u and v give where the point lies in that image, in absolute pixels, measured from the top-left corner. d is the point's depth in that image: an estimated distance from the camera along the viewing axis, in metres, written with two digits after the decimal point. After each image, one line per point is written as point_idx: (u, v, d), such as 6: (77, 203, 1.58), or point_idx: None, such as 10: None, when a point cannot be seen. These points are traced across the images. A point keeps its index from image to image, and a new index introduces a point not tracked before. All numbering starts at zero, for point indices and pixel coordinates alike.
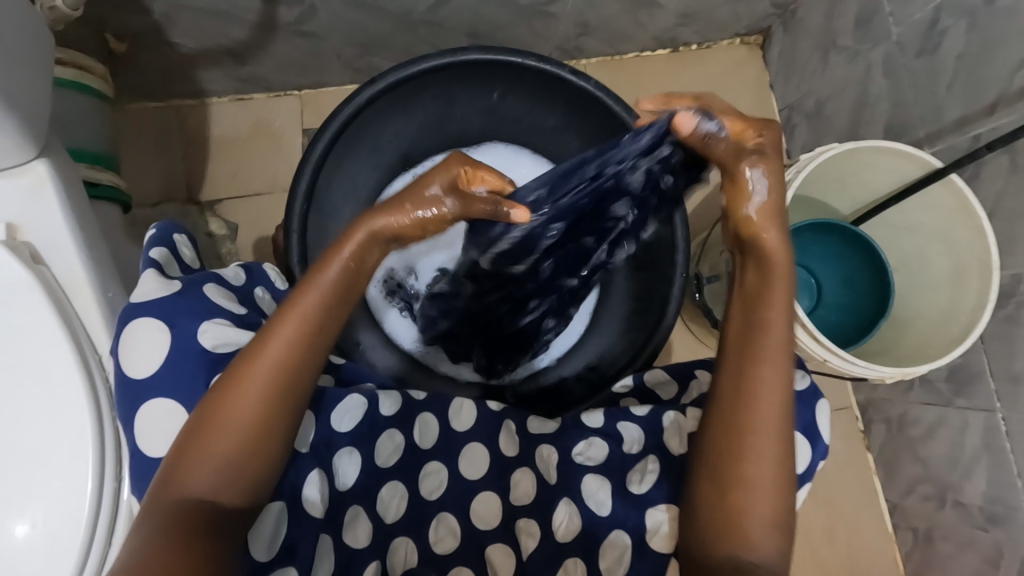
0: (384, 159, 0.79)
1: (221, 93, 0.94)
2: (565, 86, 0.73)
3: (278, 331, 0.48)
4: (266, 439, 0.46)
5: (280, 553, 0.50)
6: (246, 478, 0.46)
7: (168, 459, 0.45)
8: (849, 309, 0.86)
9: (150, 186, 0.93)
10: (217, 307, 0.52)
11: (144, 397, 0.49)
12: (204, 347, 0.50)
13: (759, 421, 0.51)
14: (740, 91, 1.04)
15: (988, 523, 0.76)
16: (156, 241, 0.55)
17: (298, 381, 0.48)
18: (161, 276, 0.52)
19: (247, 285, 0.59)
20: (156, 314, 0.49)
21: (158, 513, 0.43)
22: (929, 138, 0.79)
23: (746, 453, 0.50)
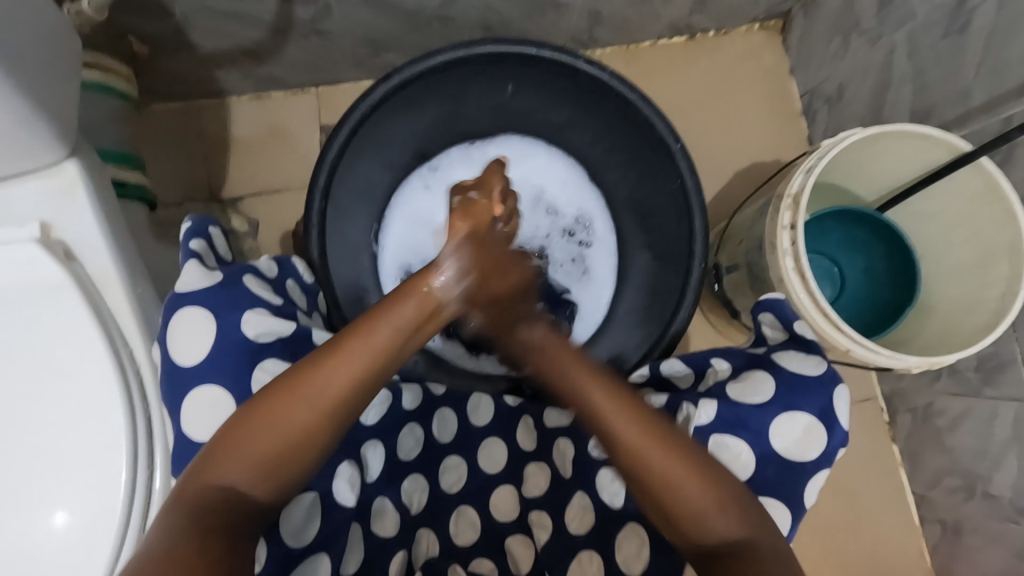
0: (400, 154, 0.80)
1: (240, 92, 0.96)
2: (579, 77, 0.73)
3: (348, 345, 0.48)
4: (307, 448, 0.46)
5: (314, 543, 0.50)
6: (278, 481, 0.45)
7: (209, 446, 0.45)
8: (874, 299, 0.84)
9: (174, 185, 0.95)
10: (256, 297, 0.53)
11: (190, 384, 0.50)
12: (248, 337, 0.51)
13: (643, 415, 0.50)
14: (759, 78, 1.02)
15: (1019, 516, 0.74)
16: (194, 233, 0.56)
17: (355, 403, 0.47)
18: (203, 267, 0.53)
19: (279, 277, 0.61)
20: (201, 304, 0.51)
21: (189, 498, 0.43)
22: (957, 121, 0.76)
23: (654, 442, 0.49)
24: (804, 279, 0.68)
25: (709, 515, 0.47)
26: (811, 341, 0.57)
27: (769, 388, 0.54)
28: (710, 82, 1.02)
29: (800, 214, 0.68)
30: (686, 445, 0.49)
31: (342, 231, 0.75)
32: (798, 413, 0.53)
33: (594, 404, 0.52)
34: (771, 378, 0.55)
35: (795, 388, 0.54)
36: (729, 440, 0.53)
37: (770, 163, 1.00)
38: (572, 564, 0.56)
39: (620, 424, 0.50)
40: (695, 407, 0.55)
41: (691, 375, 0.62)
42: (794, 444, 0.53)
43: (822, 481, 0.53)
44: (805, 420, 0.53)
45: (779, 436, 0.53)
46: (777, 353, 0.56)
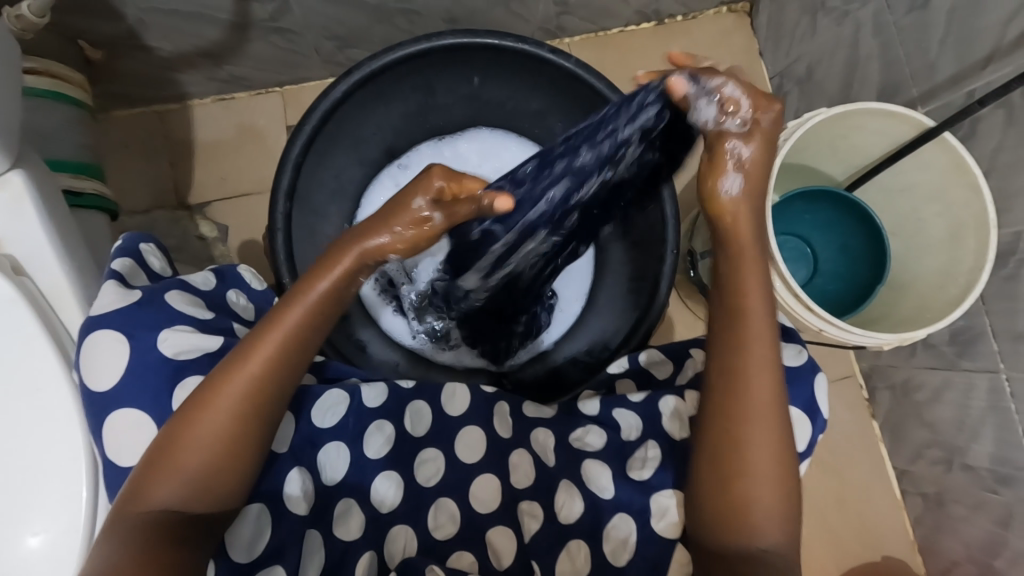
0: (368, 152, 0.78)
1: (203, 95, 0.94)
2: (545, 66, 0.72)
3: (257, 345, 0.48)
4: (235, 451, 0.47)
5: (264, 554, 0.51)
6: (215, 492, 0.46)
7: (135, 474, 0.45)
8: (845, 279, 0.85)
9: (138, 193, 0.92)
10: (178, 314, 0.52)
11: (108, 408, 0.49)
12: (165, 356, 0.50)
13: (758, 408, 0.52)
14: (729, 61, 1.02)
15: (997, 485, 0.75)
16: (122, 252, 0.54)
17: (276, 395, 0.48)
18: (122, 286, 0.51)
19: (219, 288, 0.58)
20: (115, 325, 0.49)
21: (126, 524, 0.44)
22: (923, 97, 0.77)
23: (768, 421, 0.52)
24: (774, 261, 0.68)
25: (757, 508, 0.52)
26: (790, 331, 0.60)
27: None
28: None
29: (769, 197, 0.68)
30: (785, 442, 0.52)
31: (310, 232, 0.74)
32: (786, 408, 0.54)
33: (739, 378, 0.53)
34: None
35: (782, 380, 0.56)
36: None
37: None
38: (562, 554, 0.59)
39: (750, 393, 0.53)
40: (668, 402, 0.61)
41: (668, 363, 0.66)
42: None
43: (805, 468, 0.55)
44: (790, 412, 0.55)
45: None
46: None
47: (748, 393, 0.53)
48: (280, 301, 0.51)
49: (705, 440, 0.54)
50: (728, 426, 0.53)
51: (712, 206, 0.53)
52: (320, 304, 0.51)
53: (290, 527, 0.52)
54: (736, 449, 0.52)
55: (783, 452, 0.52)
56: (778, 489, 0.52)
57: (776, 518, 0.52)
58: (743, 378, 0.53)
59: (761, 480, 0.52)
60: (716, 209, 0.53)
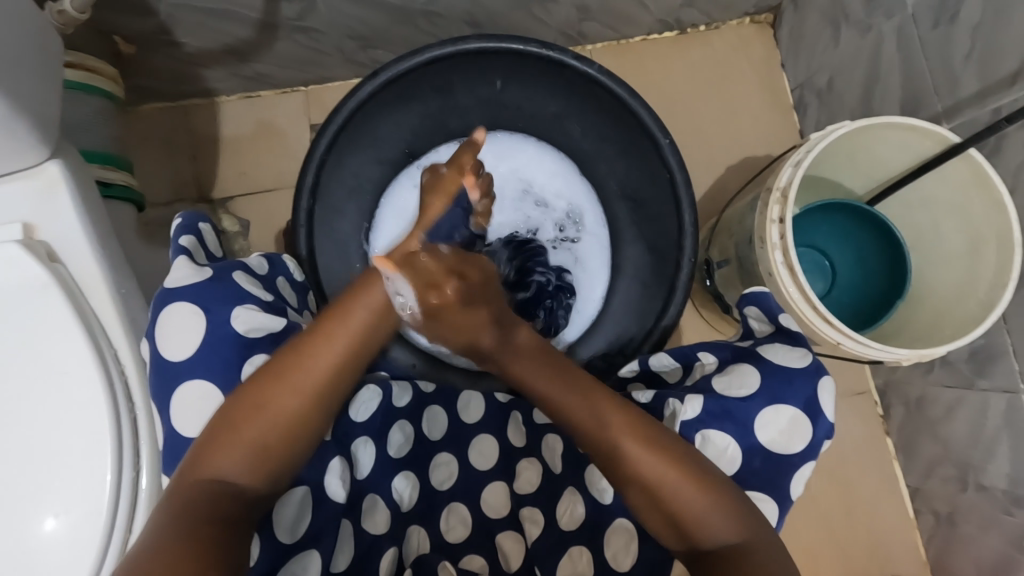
0: (389, 152, 0.79)
1: (229, 91, 0.96)
2: (567, 71, 0.72)
3: (331, 330, 0.48)
4: (299, 429, 0.47)
5: (304, 537, 0.51)
6: (272, 471, 0.46)
7: (202, 437, 0.46)
8: (862, 292, 0.84)
9: (163, 186, 0.94)
10: (247, 293, 0.53)
11: (179, 378, 0.50)
12: (238, 332, 0.51)
13: (626, 443, 0.49)
14: (750, 72, 1.02)
15: (1012, 506, 0.74)
16: (184, 230, 0.56)
17: (344, 379, 0.49)
18: (193, 263, 0.53)
19: (270, 274, 0.61)
20: (189, 299, 0.51)
21: (186, 493, 0.44)
22: (946, 112, 0.76)
23: (654, 454, 0.49)
24: (793, 272, 0.68)
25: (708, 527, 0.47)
26: (796, 333, 0.56)
27: (754, 381, 0.54)
28: (700, 76, 1.01)
29: (789, 208, 0.68)
30: (705, 469, 0.48)
31: (330, 230, 0.75)
32: (783, 406, 0.53)
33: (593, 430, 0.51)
34: (755, 371, 0.54)
35: (779, 378, 0.54)
36: (716, 438, 0.53)
37: (762, 156, 1.00)
38: (563, 559, 0.57)
39: (615, 437, 0.50)
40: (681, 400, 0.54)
41: (680, 369, 0.62)
42: (779, 437, 0.53)
43: (809, 472, 0.53)
44: (790, 412, 0.53)
45: (764, 429, 0.53)
46: (763, 345, 0.56)
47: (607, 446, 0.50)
48: (341, 295, 0.51)
49: (624, 489, 0.50)
50: (615, 474, 0.50)
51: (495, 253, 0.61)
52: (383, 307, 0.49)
53: (330, 514, 0.52)
54: (638, 481, 0.49)
55: (676, 460, 0.48)
56: (692, 484, 0.48)
57: (718, 507, 0.47)
58: (596, 428, 0.51)
59: (678, 486, 0.48)
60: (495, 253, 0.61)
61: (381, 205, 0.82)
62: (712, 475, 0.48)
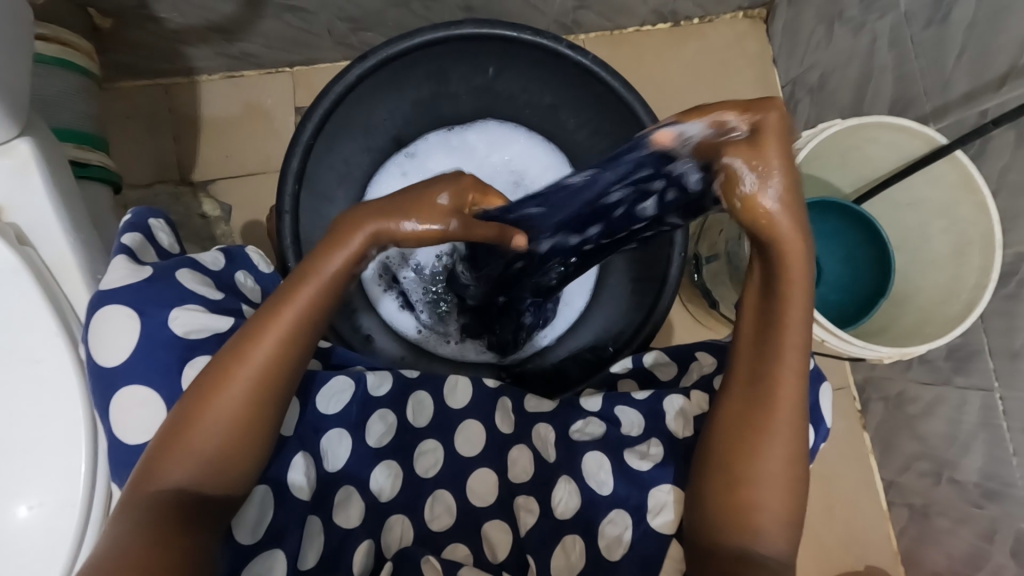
0: (377, 138, 0.78)
1: (211, 70, 0.92)
2: (562, 61, 0.71)
3: (271, 321, 0.47)
4: (247, 433, 0.46)
5: (265, 536, 0.50)
6: (229, 471, 0.45)
7: (149, 450, 0.44)
8: (848, 288, 0.85)
9: (142, 168, 0.91)
10: (190, 293, 0.51)
11: (117, 384, 0.48)
12: (176, 334, 0.49)
13: (789, 385, 0.49)
14: (742, 66, 1.02)
15: (983, 500, 0.76)
16: (131, 227, 0.54)
17: (290, 373, 0.47)
18: (132, 262, 0.51)
19: (227, 269, 0.57)
20: (125, 300, 0.49)
21: (134, 506, 0.43)
22: (935, 113, 0.77)
23: (786, 424, 0.49)
24: None
25: (770, 525, 0.49)
26: None
27: None
28: (693, 69, 1.01)
29: None
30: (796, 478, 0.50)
31: (317, 216, 0.73)
32: None
33: (774, 375, 0.49)
34: None
35: None
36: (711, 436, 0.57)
37: None
38: (557, 549, 0.58)
39: (785, 382, 0.49)
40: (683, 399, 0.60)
41: (674, 365, 0.65)
42: None
43: (806, 475, 0.54)
44: None
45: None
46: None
47: (773, 394, 0.49)
48: (281, 288, 0.49)
49: (742, 428, 0.50)
50: (756, 414, 0.50)
51: (744, 214, 0.41)
52: (330, 285, 0.48)
53: (295, 510, 0.52)
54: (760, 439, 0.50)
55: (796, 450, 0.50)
56: (789, 476, 0.50)
57: (786, 507, 0.50)
58: (780, 369, 0.49)
59: (775, 466, 0.49)
60: (750, 213, 0.41)
61: (368, 192, 0.80)
62: (801, 483, 0.50)
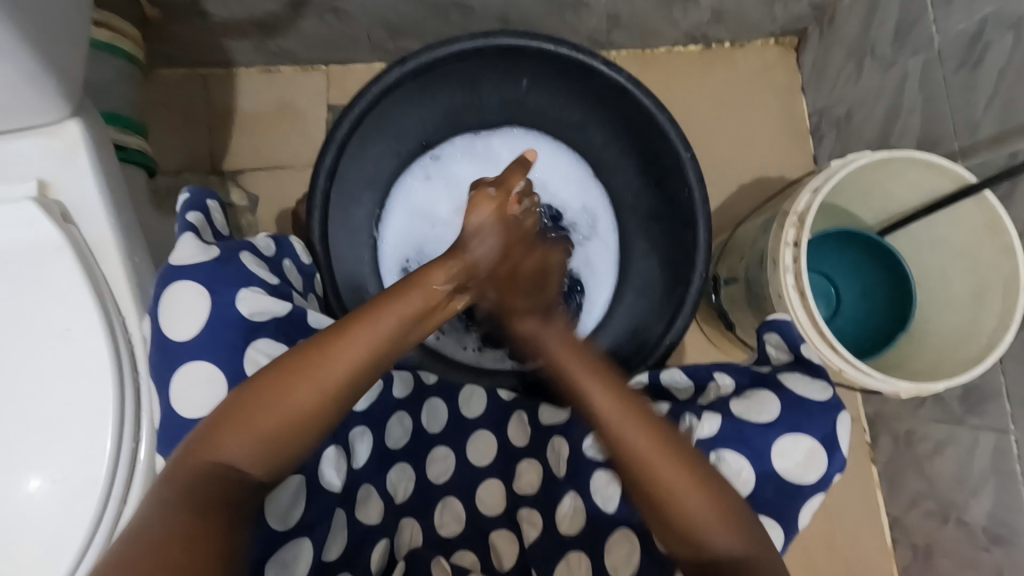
0: (406, 141, 0.79)
1: (248, 64, 0.94)
2: (595, 78, 0.72)
3: (359, 327, 0.48)
4: (306, 430, 0.45)
5: (297, 525, 0.49)
6: (276, 463, 0.44)
7: (207, 421, 0.44)
8: (865, 320, 0.85)
9: (175, 155, 0.93)
10: (253, 275, 0.52)
11: (180, 358, 0.49)
12: (242, 314, 0.50)
13: (605, 399, 0.52)
14: (770, 93, 1.02)
15: (991, 544, 0.75)
16: (191, 206, 0.55)
17: (363, 384, 0.47)
18: (199, 241, 0.52)
19: (277, 256, 0.60)
20: (195, 278, 0.50)
21: (180, 475, 0.41)
22: (963, 152, 0.77)
23: (637, 427, 0.50)
24: (804, 297, 0.69)
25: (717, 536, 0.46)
26: (818, 365, 0.57)
27: (774, 409, 0.54)
28: (721, 93, 1.02)
29: (804, 233, 0.69)
30: (710, 478, 0.48)
31: (343, 214, 0.74)
32: (801, 436, 0.53)
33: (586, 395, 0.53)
34: (775, 399, 0.55)
35: (798, 409, 0.54)
36: (731, 460, 0.53)
37: (775, 179, 1.00)
38: (562, 564, 0.55)
39: (592, 391, 0.53)
40: (698, 420, 0.55)
41: (691, 387, 0.62)
42: (795, 467, 0.53)
43: (817, 504, 0.53)
44: (807, 444, 0.53)
45: (781, 457, 0.53)
46: (782, 374, 0.57)
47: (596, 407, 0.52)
48: (366, 305, 0.50)
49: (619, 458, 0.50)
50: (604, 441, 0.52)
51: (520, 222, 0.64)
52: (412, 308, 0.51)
53: None
54: (636, 461, 0.49)
55: (680, 453, 0.49)
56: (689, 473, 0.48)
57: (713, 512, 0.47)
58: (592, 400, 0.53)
59: (674, 477, 0.48)
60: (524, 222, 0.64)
61: (392, 194, 0.81)
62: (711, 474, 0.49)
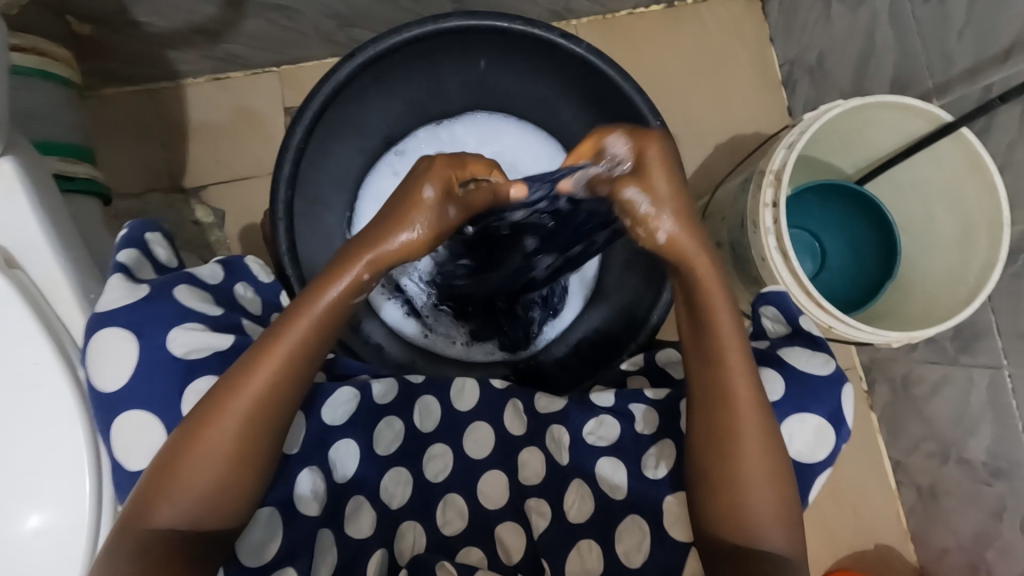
0: (368, 139, 0.76)
1: (196, 73, 0.90)
2: (554, 51, 0.69)
3: (258, 362, 0.46)
4: (244, 470, 0.46)
5: (276, 557, 0.50)
6: (223, 510, 0.45)
7: (141, 485, 0.45)
8: (852, 271, 0.84)
9: (131, 177, 0.90)
10: (188, 311, 0.51)
11: (118, 410, 0.48)
12: (174, 355, 0.49)
13: (740, 392, 0.49)
14: (739, 47, 1.00)
15: (992, 478, 0.76)
16: (127, 243, 0.54)
17: (281, 413, 0.47)
18: (129, 281, 0.51)
19: (226, 282, 0.57)
20: (122, 323, 0.49)
21: (124, 545, 0.43)
22: (938, 89, 0.75)
23: (754, 427, 0.48)
24: (787, 258, 0.68)
25: (766, 533, 0.48)
26: (818, 338, 0.56)
27: (778, 387, 0.54)
28: (689, 52, 0.99)
29: (782, 191, 0.67)
30: (783, 479, 0.49)
31: (312, 221, 0.72)
32: (808, 415, 0.53)
33: (721, 380, 0.49)
34: (779, 377, 0.54)
35: (804, 387, 0.53)
36: None
37: (752, 135, 0.98)
38: (572, 554, 0.57)
39: (739, 391, 0.48)
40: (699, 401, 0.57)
41: None
42: (805, 447, 0.53)
43: (826, 479, 0.54)
44: (815, 422, 0.53)
45: (790, 440, 0.53)
46: (785, 350, 0.55)
47: (732, 401, 0.49)
48: (272, 325, 0.47)
49: (702, 440, 0.50)
50: (718, 432, 0.49)
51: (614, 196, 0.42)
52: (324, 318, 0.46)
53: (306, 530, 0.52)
54: (734, 452, 0.49)
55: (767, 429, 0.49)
56: (772, 486, 0.48)
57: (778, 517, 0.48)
58: (726, 369, 0.49)
59: (755, 467, 0.48)
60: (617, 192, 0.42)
61: (361, 196, 0.78)
62: (785, 468, 0.49)
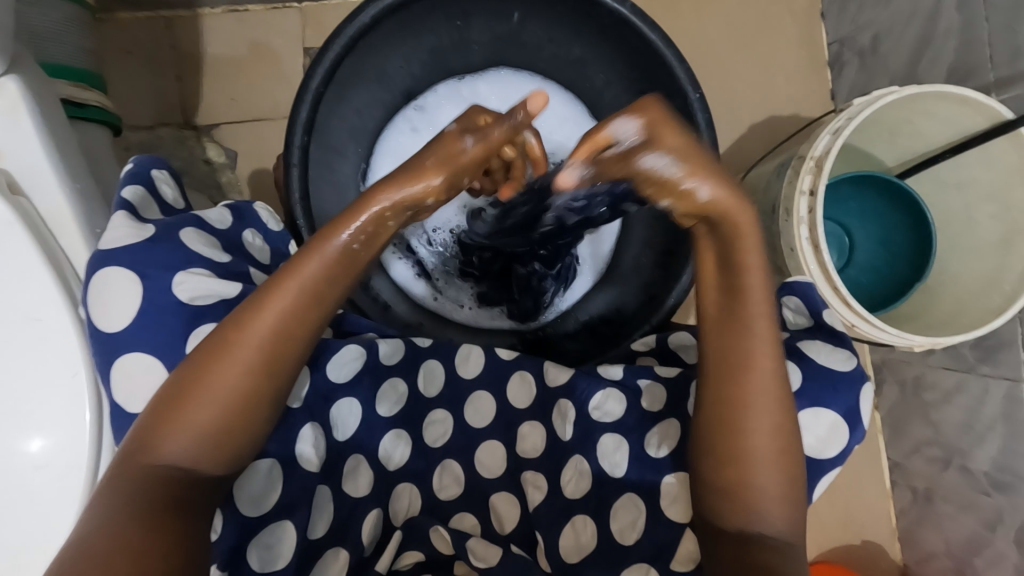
0: (388, 89, 0.72)
1: (214, 3, 0.86)
2: (596, 10, 0.64)
3: (271, 298, 0.44)
4: (248, 410, 0.44)
5: (274, 509, 0.49)
6: (225, 452, 0.44)
7: (141, 423, 0.43)
8: (882, 271, 0.81)
9: (142, 108, 0.86)
10: (194, 255, 0.50)
11: (118, 351, 0.47)
12: (181, 300, 0.48)
13: (761, 396, 0.46)
14: (788, 21, 0.94)
15: (992, 489, 0.75)
16: (132, 178, 0.52)
17: (290, 347, 0.45)
18: (131, 220, 0.49)
19: (234, 228, 0.56)
20: (126, 262, 0.47)
21: (128, 481, 0.41)
22: (999, 84, 0.70)
23: (759, 422, 0.46)
24: (817, 250, 0.65)
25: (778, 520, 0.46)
26: (841, 334, 0.55)
27: (795, 379, 0.52)
28: (734, 21, 0.93)
29: (821, 180, 0.64)
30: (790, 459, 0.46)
31: (328, 172, 0.69)
32: (823, 410, 0.51)
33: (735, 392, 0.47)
34: (797, 369, 0.53)
35: (823, 382, 0.52)
36: None
37: (790, 117, 0.93)
38: (567, 529, 0.56)
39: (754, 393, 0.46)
40: None
41: None
42: (815, 442, 0.51)
43: (832, 478, 0.52)
44: (830, 418, 0.51)
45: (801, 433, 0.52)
46: (805, 342, 0.54)
47: (740, 403, 0.46)
48: (291, 257, 0.46)
49: (710, 460, 0.47)
50: (724, 449, 0.47)
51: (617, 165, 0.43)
52: (335, 261, 0.45)
53: (303, 483, 0.51)
54: (743, 462, 0.46)
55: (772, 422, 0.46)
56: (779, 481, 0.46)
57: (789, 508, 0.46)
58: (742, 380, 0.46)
59: (760, 436, 0.46)
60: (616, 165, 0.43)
61: (377, 153, 0.75)
62: (797, 458, 0.47)
